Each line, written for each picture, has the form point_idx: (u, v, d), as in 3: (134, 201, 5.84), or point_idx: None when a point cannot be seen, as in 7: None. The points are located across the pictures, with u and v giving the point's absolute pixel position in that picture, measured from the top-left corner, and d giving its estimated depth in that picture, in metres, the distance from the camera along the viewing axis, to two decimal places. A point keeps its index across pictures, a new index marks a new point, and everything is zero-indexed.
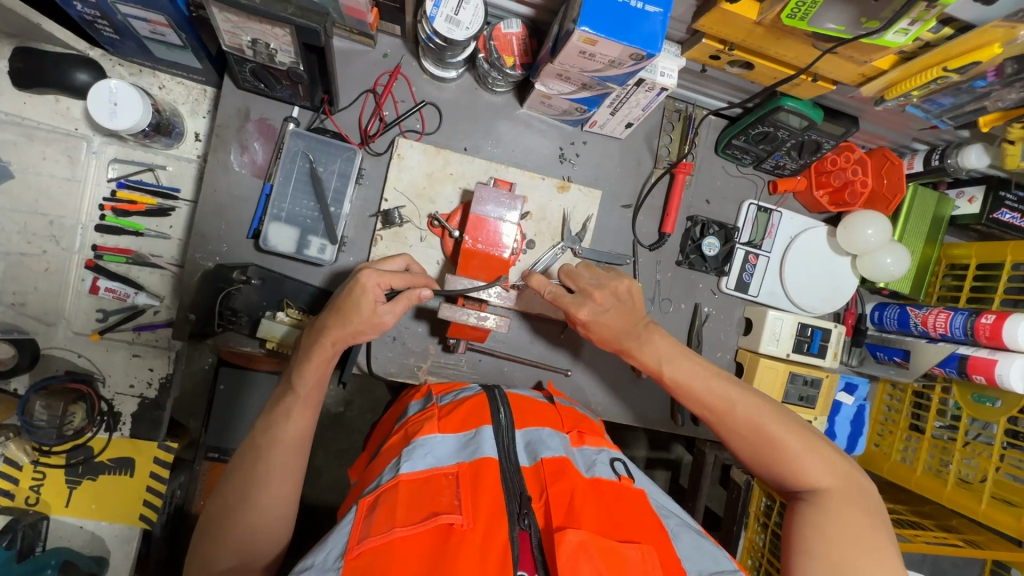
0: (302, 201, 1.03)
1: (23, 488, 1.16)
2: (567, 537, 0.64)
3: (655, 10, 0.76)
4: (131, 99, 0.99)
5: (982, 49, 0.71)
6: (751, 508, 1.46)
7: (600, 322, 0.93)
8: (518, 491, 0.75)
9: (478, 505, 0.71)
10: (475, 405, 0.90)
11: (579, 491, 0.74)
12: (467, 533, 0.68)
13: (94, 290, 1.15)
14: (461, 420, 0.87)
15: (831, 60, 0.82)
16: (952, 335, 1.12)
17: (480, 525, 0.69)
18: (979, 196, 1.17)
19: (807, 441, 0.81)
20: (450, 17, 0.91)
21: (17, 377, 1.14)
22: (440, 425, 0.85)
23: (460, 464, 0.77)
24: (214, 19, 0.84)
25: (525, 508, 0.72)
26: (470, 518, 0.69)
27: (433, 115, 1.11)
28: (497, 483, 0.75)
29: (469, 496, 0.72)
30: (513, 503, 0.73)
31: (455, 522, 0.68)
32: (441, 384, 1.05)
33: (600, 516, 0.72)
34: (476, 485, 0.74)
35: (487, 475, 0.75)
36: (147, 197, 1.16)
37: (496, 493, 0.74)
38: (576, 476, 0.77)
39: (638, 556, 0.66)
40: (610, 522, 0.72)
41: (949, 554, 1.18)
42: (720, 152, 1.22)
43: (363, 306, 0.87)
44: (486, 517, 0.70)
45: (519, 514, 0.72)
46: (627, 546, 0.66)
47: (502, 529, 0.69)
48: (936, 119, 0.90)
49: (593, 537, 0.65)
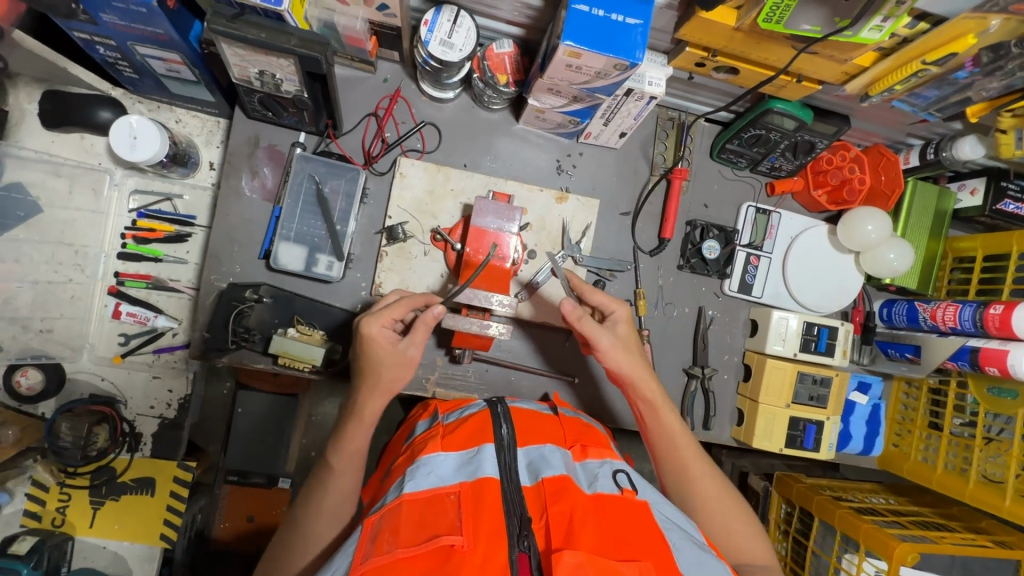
0: (310, 221, 1.07)
1: (50, 510, 1.20)
2: (563, 559, 0.65)
3: (636, 22, 0.79)
4: (149, 132, 1.06)
5: (957, 40, 0.74)
6: (771, 516, 1.44)
7: (625, 346, 0.94)
8: (518, 512, 0.75)
9: (479, 526, 0.72)
10: (479, 420, 0.91)
11: (577, 510, 0.74)
12: (468, 554, 0.69)
13: (116, 315, 1.22)
14: (464, 438, 0.87)
15: (812, 60, 0.84)
16: (962, 327, 1.11)
17: (481, 547, 0.70)
18: (981, 187, 1.17)
19: (749, 520, 0.89)
20: (444, 41, 0.96)
21: (45, 401, 1.20)
22: (444, 444, 0.86)
23: (461, 484, 0.78)
24: (224, 54, 0.90)
25: (526, 530, 0.73)
26: (470, 540, 0.70)
27: (433, 134, 1.16)
28: (498, 503, 0.76)
29: (470, 518, 0.73)
30: (513, 523, 0.74)
31: (455, 543, 0.70)
32: (448, 401, 1.07)
33: (598, 531, 0.72)
34: (479, 506, 0.75)
35: (487, 496, 0.76)
36: (165, 225, 1.23)
37: (497, 514, 0.74)
38: (577, 494, 0.77)
39: (636, 571, 0.66)
40: (609, 537, 0.72)
41: (979, 555, 1.14)
42: (715, 157, 1.24)
43: (379, 350, 0.88)
44: (487, 538, 0.71)
45: (520, 535, 0.72)
46: (624, 564, 0.66)
47: (502, 552, 0.70)
48: (923, 112, 0.92)
49: (589, 556, 0.66)
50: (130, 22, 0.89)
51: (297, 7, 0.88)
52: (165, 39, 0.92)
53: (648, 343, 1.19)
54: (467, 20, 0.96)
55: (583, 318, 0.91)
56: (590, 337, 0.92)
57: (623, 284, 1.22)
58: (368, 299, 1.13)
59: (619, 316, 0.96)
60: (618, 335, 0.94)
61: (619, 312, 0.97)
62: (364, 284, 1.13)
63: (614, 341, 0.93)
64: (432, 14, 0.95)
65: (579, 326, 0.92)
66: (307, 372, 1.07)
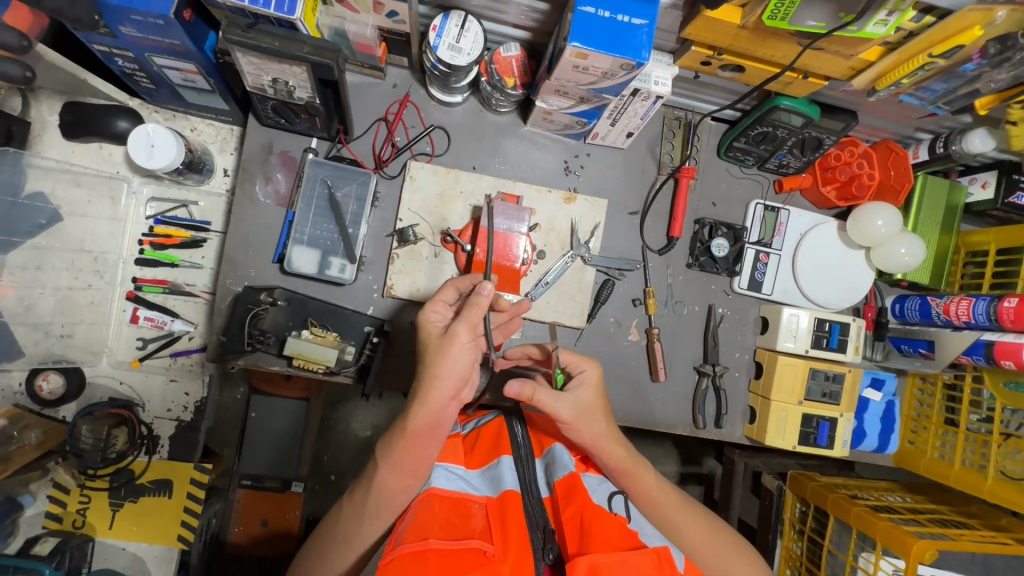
0: (322, 225, 1.09)
1: (71, 512, 1.22)
2: (579, 562, 0.68)
3: (641, 22, 0.80)
4: (166, 140, 1.09)
5: (963, 33, 0.75)
6: (786, 515, 1.43)
7: (589, 414, 0.87)
8: (541, 524, 0.77)
9: (507, 532, 0.74)
10: (497, 431, 0.94)
11: (588, 509, 0.76)
12: (500, 561, 0.70)
13: (134, 320, 1.25)
14: (485, 452, 0.92)
15: (818, 56, 0.85)
16: (975, 321, 1.09)
17: (511, 553, 0.72)
18: (993, 181, 1.16)
19: (733, 546, 0.95)
20: (452, 45, 0.98)
21: (65, 404, 1.23)
22: (466, 459, 0.91)
23: (487, 496, 0.81)
24: (238, 63, 0.92)
25: (549, 542, 0.76)
26: (501, 548, 0.72)
27: (442, 138, 1.17)
28: (521, 517, 0.77)
29: (498, 529, 0.74)
30: (536, 535, 0.76)
31: (486, 550, 0.71)
32: (473, 413, 1.11)
33: (612, 524, 0.75)
34: (505, 515, 0.77)
35: (512, 506, 0.78)
36: (181, 231, 1.25)
37: (522, 522, 0.76)
38: (586, 493, 0.79)
39: (650, 562, 0.71)
40: (623, 531, 0.76)
41: (999, 552, 1.13)
42: (722, 155, 1.24)
43: (428, 334, 0.83)
44: (517, 546, 0.73)
45: (545, 548, 0.75)
46: (639, 555, 0.71)
47: (530, 563, 0.73)
48: (931, 106, 0.92)
49: (605, 555, 0.69)
50: (148, 33, 0.92)
51: (310, 16, 0.91)
52: (182, 49, 0.95)
53: (658, 342, 1.19)
54: (475, 25, 0.97)
55: (537, 392, 0.83)
56: (547, 408, 0.84)
57: (633, 283, 1.22)
58: (379, 301, 1.15)
59: (586, 380, 0.89)
60: (581, 403, 0.87)
61: (586, 375, 0.89)
62: (376, 286, 1.15)
63: (576, 410, 0.85)
64: (440, 19, 0.97)
65: (533, 398, 0.84)
66: (320, 373, 1.09)
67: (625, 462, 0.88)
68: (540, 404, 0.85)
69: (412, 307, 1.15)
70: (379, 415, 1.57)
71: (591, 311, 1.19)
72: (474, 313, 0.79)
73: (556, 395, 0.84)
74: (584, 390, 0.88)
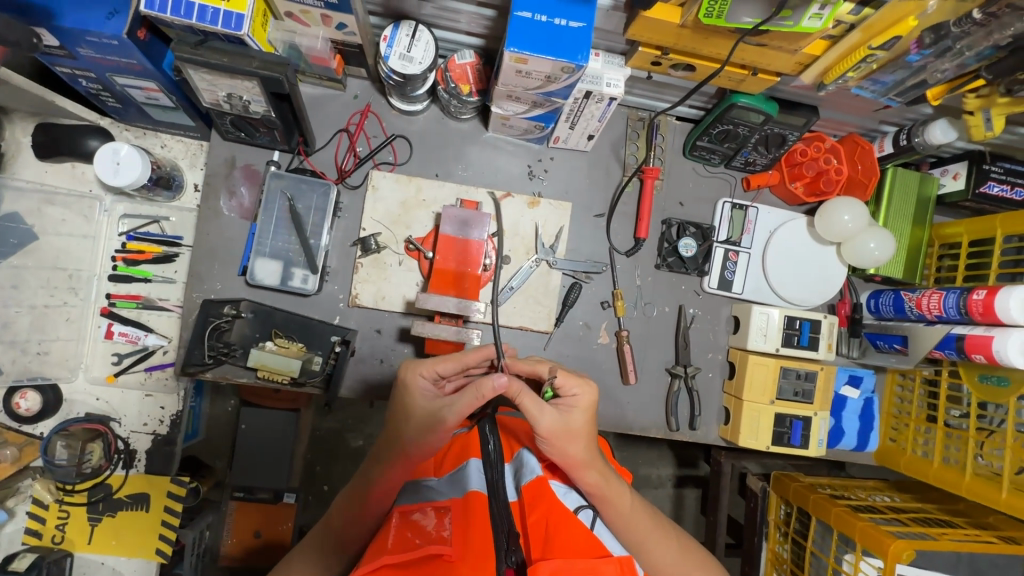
0: (284, 236, 1.10)
1: (49, 528, 1.23)
2: (541, 566, 0.64)
3: (579, 25, 0.81)
4: (132, 158, 1.11)
5: (900, 23, 0.75)
6: (771, 517, 1.39)
7: (573, 434, 0.81)
8: (507, 525, 0.71)
9: (468, 536, 0.69)
10: (468, 436, 0.87)
11: (554, 514, 0.73)
12: (458, 564, 0.65)
13: (108, 335, 1.26)
14: (453, 458, 0.85)
15: (763, 52, 0.85)
16: (947, 315, 1.07)
17: (470, 555, 0.66)
18: (963, 172, 1.14)
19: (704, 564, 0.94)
20: (403, 55, 0.98)
21: (44, 421, 1.25)
22: (437, 468, 0.85)
23: (451, 499, 0.75)
24: (191, 80, 0.93)
25: (513, 544, 0.69)
26: (459, 549, 0.67)
27: (404, 146, 1.18)
28: (486, 519, 0.71)
29: (459, 532, 0.69)
30: (501, 538, 0.70)
31: (443, 553, 0.65)
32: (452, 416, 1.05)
33: (578, 531, 0.71)
34: (468, 518, 0.71)
35: (476, 507, 0.72)
36: (153, 247, 1.27)
37: (486, 525, 0.70)
38: (553, 500, 0.76)
39: (615, 568, 0.68)
40: (588, 536, 0.72)
41: (983, 552, 1.10)
42: (688, 155, 1.23)
43: (414, 404, 0.83)
44: (478, 549, 0.67)
45: (508, 550, 0.69)
46: (604, 563, 0.68)
47: (491, 564, 0.67)
48: (884, 98, 0.91)
49: (566, 561, 0.65)
50: (104, 54, 0.93)
51: (260, 32, 0.92)
52: (140, 69, 0.96)
53: (627, 344, 1.18)
54: (425, 34, 0.98)
55: (523, 394, 0.78)
56: (529, 415, 0.79)
57: (601, 286, 1.21)
58: (345, 310, 1.15)
59: (579, 403, 0.83)
60: (566, 421, 0.81)
61: (579, 399, 0.83)
62: (342, 296, 1.15)
63: (559, 425, 0.80)
64: (390, 30, 0.98)
65: (516, 400, 0.79)
66: (286, 384, 1.09)
67: (603, 487, 0.84)
68: (523, 409, 0.80)
69: (378, 315, 1.15)
70: (360, 425, 1.57)
71: (558, 315, 1.19)
72: (464, 403, 0.78)
73: (541, 407, 0.79)
74: (576, 412, 0.82)
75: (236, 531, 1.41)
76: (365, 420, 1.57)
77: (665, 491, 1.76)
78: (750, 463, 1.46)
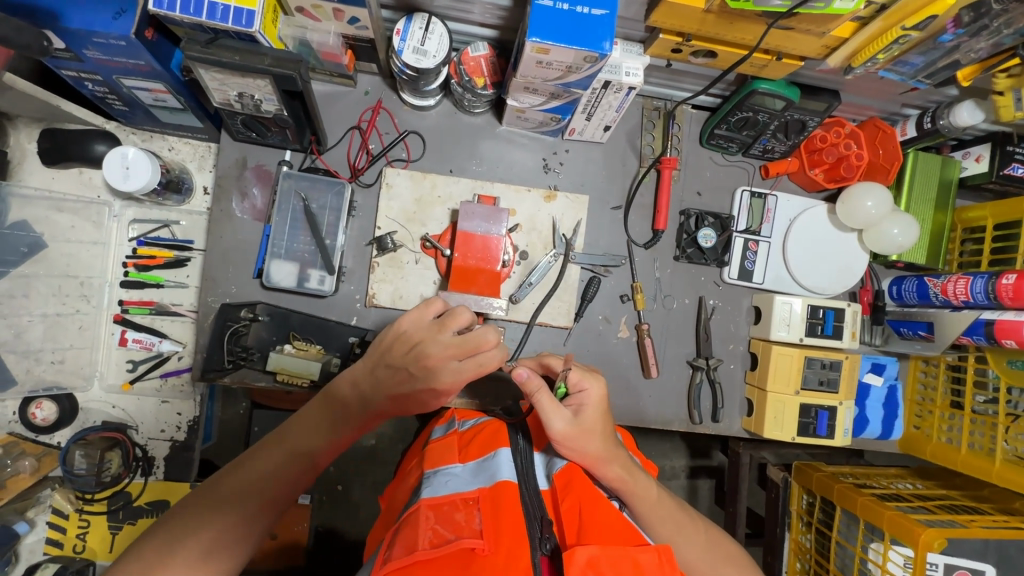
0: (299, 237, 1.08)
1: (71, 537, 1.23)
2: (576, 555, 0.58)
3: (602, 13, 0.79)
4: (141, 162, 1.08)
5: (935, 3, 0.73)
6: (793, 507, 1.37)
7: (588, 431, 0.79)
8: (538, 514, 0.68)
9: (499, 528, 0.64)
10: (492, 428, 0.85)
11: (587, 499, 0.70)
12: (490, 558, 0.61)
13: (123, 343, 1.24)
14: (480, 446, 0.81)
15: (789, 35, 0.83)
16: (974, 300, 1.06)
17: (503, 550, 0.62)
18: (986, 154, 1.12)
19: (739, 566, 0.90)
20: (417, 48, 0.96)
21: (60, 430, 1.23)
22: (462, 455, 0.80)
23: (480, 489, 0.70)
24: (202, 79, 0.91)
25: (546, 530, 0.66)
26: (492, 543, 0.62)
27: (417, 143, 1.16)
28: (518, 507, 0.67)
29: (491, 522, 0.65)
30: (534, 525, 0.66)
31: (476, 547, 0.61)
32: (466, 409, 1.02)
33: (612, 517, 0.68)
34: (498, 507, 0.67)
35: (507, 497, 0.68)
36: (164, 252, 1.25)
37: (519, 516, 0.66)
38: (583, 484, 0.73)
39: (654, 560, 0.60)
40: (626, 527, 0.67)
41: (1013, 538, 1.09)
42: (705, 143, 1.22)
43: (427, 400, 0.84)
44: (511, 541, 0.63)
45: (542, 537, 0.65)
46: (642, 552, 0.60)
47: (525, 552, 0.62)
48: (912, 80, 0.90)
49: (603, 547, 0.60)
50: (112, 55, 0.91)
51: (270, 28, 0.90)
52: (148, 69, 0.94)
53: (648, 338, 1.17)
54: (439, 27, 0.96)
55: (541, 390, 0.77)
56: (543, 414, 0.78)
57: (619, 279, 1.20)
58: (362, 310, 1.13)
59: (588, 399, 0.82)
60: (579, 420, 0.79)
61: (588, 395, 0.82)
62: (359, 296, 1.13)
63: (572, 426, 0.78)
64: (403, 23, 0.96)
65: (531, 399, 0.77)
66: (306, 387, 1.07)
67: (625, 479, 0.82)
68: (537, 408, 0.78)
69: (396, 315, 1.14)
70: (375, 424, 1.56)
71: (577, 310, 1.17)
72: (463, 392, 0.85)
73: (556, 406, 0.77)
74: (586, 410, 0.80)
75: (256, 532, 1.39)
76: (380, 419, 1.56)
77: (683, 483, 1.76)
78: (772, 453, 1.44)
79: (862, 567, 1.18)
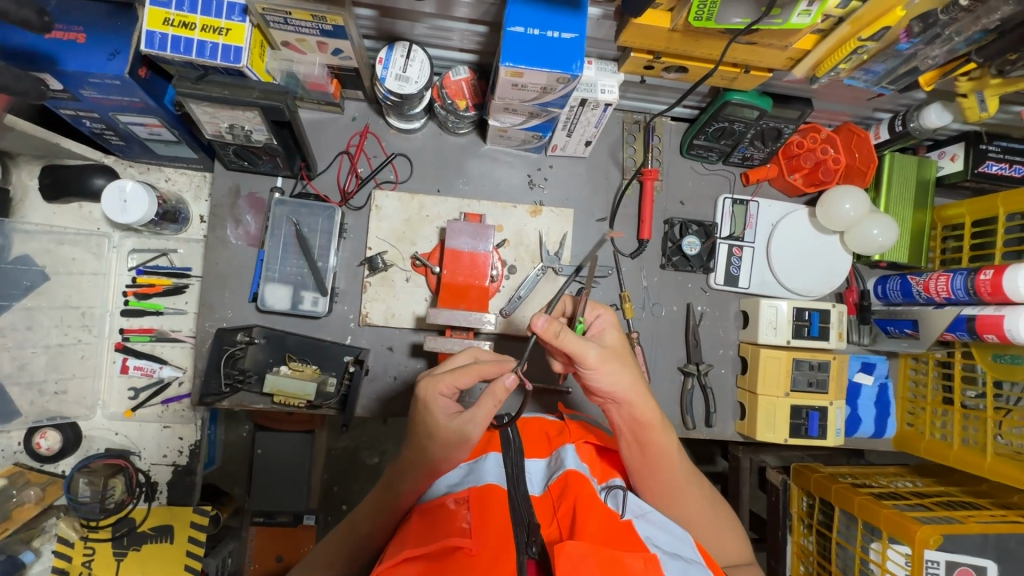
0: (291, 261, 1.11)
1: (76, 564, 1.23)
2: (564, 548, 0.60)
3: (572, 36, 0.83)
4: (138, 194, 1.12)
5: (887, 15, 0.77)
6: (794, 510, 1.36)
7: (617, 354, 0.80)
8: (526, 517, 0.68)
9: (486, 526, 0.66)
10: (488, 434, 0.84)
11: (581, 499, 0.70)
12: (476, 556, 0.63)
13: (124, 370, 1.27)
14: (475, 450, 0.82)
15: (754, 49, 0.86)
16: (956, 297, 1.09)
17: (490, 549, 0.63)
18: (960, 153, 1.14)
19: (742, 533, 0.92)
20: (399, 76, 0.99)
21: (64, 458, 1.26)
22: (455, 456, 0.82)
23: (469, 489, 0.72)
24: (193, 113, 0.94)
25: (534, 536, 0.66)
26: (479, 541, 0.64)
27: (404, 164, 1.19)
28: (504, 510, 0.68)
29: (478, 522, 0.66)
30: (521, 532, 0.66)
31: (462, 546, 0.63)
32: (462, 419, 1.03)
33: (608, 520, 0.68)
34: (485, 510, 0.68)
35: (493, 500, 0.69)
36: (163, 279, 1.29)
37: (505, 518, 0.67)
38: (579, 484, 0.73)
39: (641, 563, 0.62)
40: (614, 526, 0.68)
41: (1009, 531, 1.09)
42: (685, 153, 1.25)
43: (435, 424, 0.75)
44: (497, 539, 0.65)
45: (528, 542, 0.65)
46: (628, 556, 0.62)
47: (510, 558, 0.63)
48: (877, 86, 0.94)
49: (596, 546, 0.61)
50: (108, 94, 0.95)
51: (257, 62, 0.94)
52: (141, 106, 0.98)
53: (638, 345, 1.18)
54: (420, 54, 0.99)
55: (563, 331, 0.75)
56: (575, 353, 0.76)
57: (608, 289, 1.22)
58: (356, 330, 1.16)
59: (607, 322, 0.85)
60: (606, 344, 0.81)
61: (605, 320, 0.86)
62: (352, 316, 1.16)
63: (603, 351, 0.78)
64: (385, 52, 0.99)
65: (558, 344, 0.75)
66: (303, 408, 1.09)
67: (650, 414, 0.82)
68: (566, 349, 0.76)
69: (389, 332, 1.16)
70: (376, 443, 1.57)
71: None
72: (485, 413, 0.75)
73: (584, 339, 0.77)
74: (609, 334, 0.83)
75: (258, 557, 1.38)
76: (380, 437, 1.57)
77: None
78: (773, 457, 1.44)
79: (863, 567, 1.17)
